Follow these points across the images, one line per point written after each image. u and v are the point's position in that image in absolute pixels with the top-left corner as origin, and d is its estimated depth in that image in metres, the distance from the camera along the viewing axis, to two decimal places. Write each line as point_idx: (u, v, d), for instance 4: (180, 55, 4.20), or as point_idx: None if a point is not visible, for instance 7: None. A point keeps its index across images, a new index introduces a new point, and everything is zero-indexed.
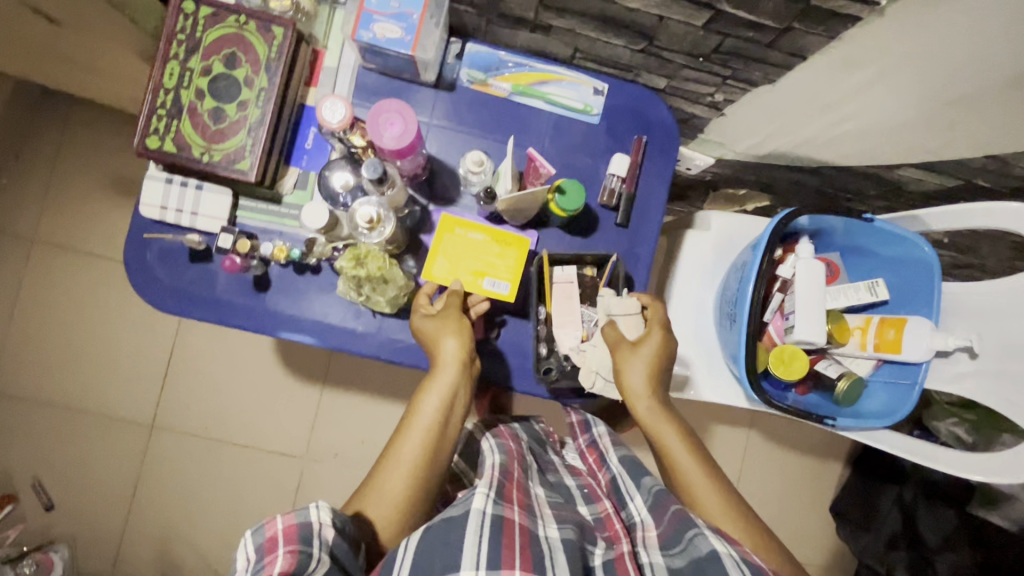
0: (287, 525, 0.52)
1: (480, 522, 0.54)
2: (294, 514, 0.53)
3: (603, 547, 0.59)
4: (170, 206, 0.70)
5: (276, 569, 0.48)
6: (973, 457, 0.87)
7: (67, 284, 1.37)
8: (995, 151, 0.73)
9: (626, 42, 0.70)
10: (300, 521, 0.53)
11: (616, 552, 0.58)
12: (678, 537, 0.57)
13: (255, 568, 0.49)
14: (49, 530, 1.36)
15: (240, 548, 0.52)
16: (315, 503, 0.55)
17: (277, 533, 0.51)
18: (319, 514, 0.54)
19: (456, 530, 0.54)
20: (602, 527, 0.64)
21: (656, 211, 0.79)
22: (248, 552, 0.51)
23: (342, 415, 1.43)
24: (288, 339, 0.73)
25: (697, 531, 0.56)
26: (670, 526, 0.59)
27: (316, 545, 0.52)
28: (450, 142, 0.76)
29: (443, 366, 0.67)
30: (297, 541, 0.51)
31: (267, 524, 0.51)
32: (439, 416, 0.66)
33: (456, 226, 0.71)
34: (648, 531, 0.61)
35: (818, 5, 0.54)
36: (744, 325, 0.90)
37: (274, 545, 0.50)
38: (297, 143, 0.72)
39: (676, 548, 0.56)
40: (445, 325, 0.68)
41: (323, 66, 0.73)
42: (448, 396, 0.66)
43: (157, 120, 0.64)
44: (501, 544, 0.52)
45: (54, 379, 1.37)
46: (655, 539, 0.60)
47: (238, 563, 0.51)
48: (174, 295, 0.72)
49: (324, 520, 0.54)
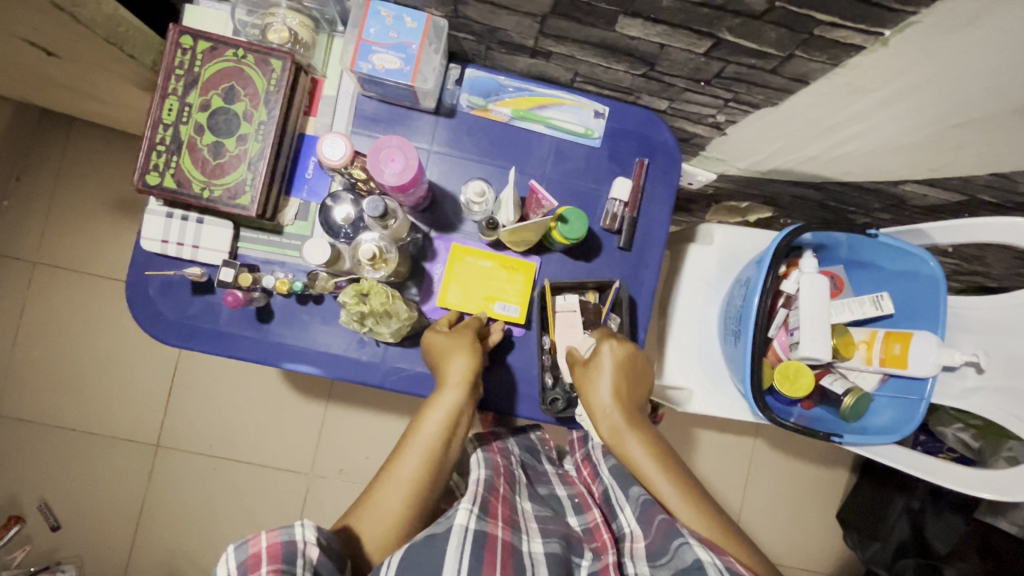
0: (271, 543, 0.51)
1: (462, 539, 0.54)
2: (280, 530, 0.52)
3: (589, 558, 0.60)
4: (170, 239, 0.69)
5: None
6: (981, 474, 0.86)
7: (71, 305, 1.37)
8: (1001, 169, 0.72)
9: (627, 67, 0.69)
10: (285, 539, 0.52)
11: (602, 564, 0.59)
12: (666, 547, 0.57)
13: None
14: (56, 551, 1.36)
15: (220, 564, 0.50)
16: (301, 520, 0.54)
17: (261, 550, 0.50)
18: (304, 533, 0.53)
19: (437, 546, 0.54)
20: (590, 537, 0.65)
21: (659, 234, 0.78)
22: (228, 570, 0.50)
23: (347, 430, 1.43)
24: (292, 369, 0.73)
25: (683, 540, 0.56)
26: (657, 537, 0.59)
27: (300, 565, 0.51)
28: (451, 168, 0.76)
29: (449, 385, 0.67)
30: (280, 561, 0.50)
31: (251, 540, 0.51)
32: (439, 438, 0.64)
33: (466, 255, 0.74)
34: (636, 543, 0.61)
35: (820, 35, 0.54)
36: (748, 343, 0.90)
37: (257, 564, 0.50)
38: (297, 173, 0.72)
39: (664, 559, 0.56)
40: (453, 345, 0.68)
41: (322, 95, 0.73)
42: (449, 416, 0.65)
43: (157, 156, 0.64)
44: (483, 561, 0.53)
45: (58, 400, 1.37)
46: (643, 550, 0.59)
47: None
48: (176, 328, 0.72)
49: (309, 539, 0.53)
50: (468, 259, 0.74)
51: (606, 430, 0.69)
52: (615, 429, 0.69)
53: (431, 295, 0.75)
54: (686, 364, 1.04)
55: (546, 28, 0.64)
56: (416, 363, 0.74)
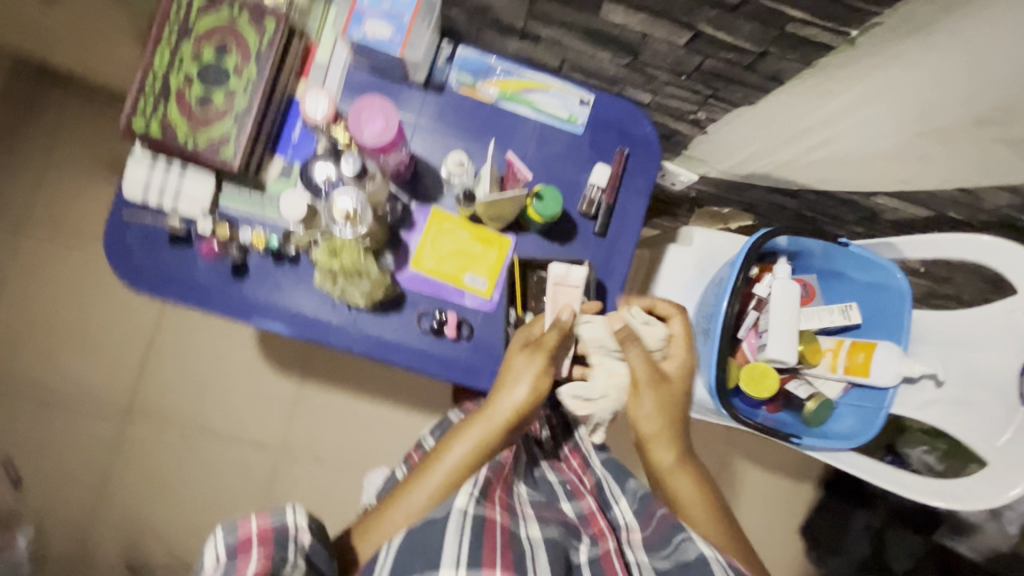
0: (262, 527, 0.52)
1: (462, 523, 0.55)
2: (270, 514, 0.53)
3: (588, 542, 0.62)
4: (152, 188, 0.70)
5: (251, 573, 0.49)
6: (937, 483, 0.88)
7: (53, 263, 1.37)
8: (964, 184, 0.75)
9: (612, 56, 0.71)
10: (276, 524, 0.53)
11: (602, 549, 0.60)
12: (667, 540, 0.60)
13: (229, 568, 0.50)
14: (18, 509, 1.35)
15: (208, 545, 0.52)
16: (292, 504, 0.55)
17: (251, 535, 0.51)
18: (295, 518, 0.54)
19: (435, 531, 0.55)
20: (586, 523, 0.65)
21: (634, 224, 0.80)
22: (217, 551, 0.51)
23: (320, 409, 1.43)
24: (263, 326, 0.74)
25: (686, 536, 0.59)
26: (656, 530, 0.61)
27: (292, 550, 0.53)
28: (435, 143, 0.77)
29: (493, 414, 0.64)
30: (272, 545, 0.52)
31: (240, 524, 0.52)
32: (464, 467, 0.63)
33: (444, 221, 0.76)
34: (633, 534, 0.63)
35: (792, 32, 0.56)
36: (717, 339, 0.92)
37: (247, 547, 0.51)
38: (283, 134, 0.73)
39: (665, 551, 0.59)
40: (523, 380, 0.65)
41: (314, 60, 0.74)
42: (478, 446, 0.63)
43: (144, 102, 0.65)
44: (482, 545, 0.54)
45: (31, 358, 1.36)
46: (641, 542, 0.62)
47: (207, 560, 0.51)
48: (152, 279, 0.72)
49: (300, 524, 0.54)
50: (445, 225, 0.76)
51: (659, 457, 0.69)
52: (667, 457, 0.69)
53: (406, 262, 0.76)
54: None
55: (535, 10, 0.66)
56: (386, 331, 0.75)
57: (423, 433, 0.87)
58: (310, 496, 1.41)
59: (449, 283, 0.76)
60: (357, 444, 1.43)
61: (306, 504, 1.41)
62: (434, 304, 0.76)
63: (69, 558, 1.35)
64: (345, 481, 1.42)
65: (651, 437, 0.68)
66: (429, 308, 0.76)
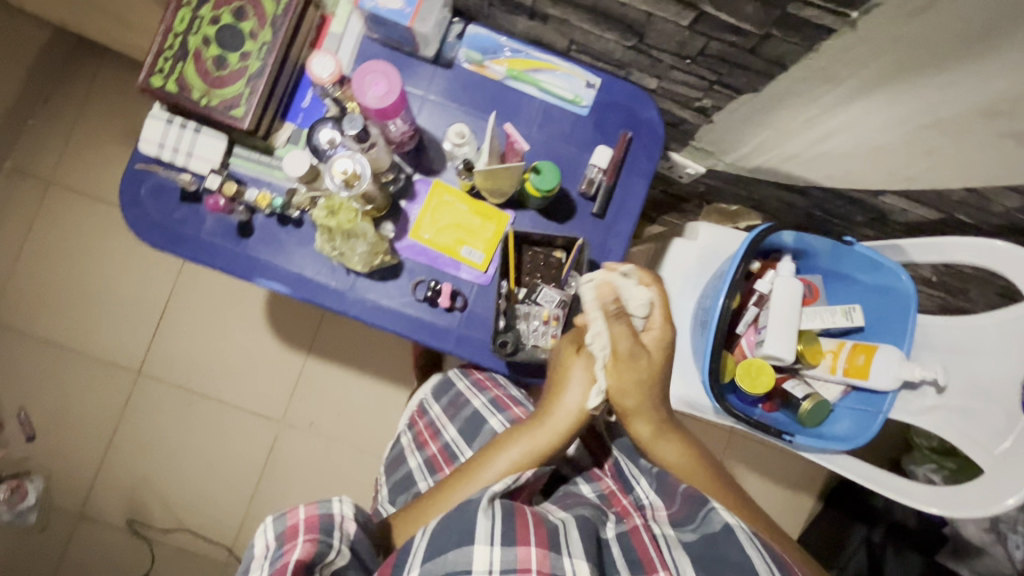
0: (310, 515, 0.56)
1: (493, 506, 0.57)
2: (317, 505, 0.57)
3: (615, 521, 0.63)
4: (168, 144, 0.73)
5: (294, 553, 0.51)
6: (932, 490, 0.85)
7: (77, 226, 1.42)
8: (971, 181, 0.74)
9: (618, 37, 0.72)
10: (322, 512, 0.56)
11: (629, 525, 0.62)
12: (692, 514, 0.62)
13: (275, 554, 0.53)
14: (28, 460, 1.40)
15: (260, 534, 0.56)
16: (338, 496, 0.58)
17: (299, 522, 0.55)
18: (341, 507, 0.57)
19: (469, 513, 0.56)
20: (608, 503, 0.68)
21: (633, 208, 0.81)
22: (268, 538, 0.55)
23: (323, 384, 1.46)
24: (265, 286, 0.76)
25: (709, 508, 0.61)
26: (681, 504, 0.64)
27: (336, 537, 0.55)
28: (442, 117, 0.79)
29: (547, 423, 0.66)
30: (317, 531, 0.54)
31: (290, 513, 0.56)
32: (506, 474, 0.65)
33: (445, 194, 0.77)
34: (657, 512, 0.65)
35: (793, 13, 0.56)
36: (713, 331, 0.92)
37: (294, 534, 0.54)
38: (295, 101, 0.76)
39: (690, 524, 0.61)
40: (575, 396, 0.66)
41: (329, 31, 0.77)
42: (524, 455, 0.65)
43: (163, 61, 0.68)
44: (514, 524, 0.55)
45: (51, 315, 1.42)
46: (666, 517, 0.64)
47: (258, 547, 0.55)
48: (161, 231, 0.75)
49: (346, 513, 0.57)
50: (446, 198, 0.77)
51: (642, 431, 0.69)
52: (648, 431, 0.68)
53: (405, 232, 0.77)
54: None
55: None
56: (382, 297, 0.77)
57: (428, 399, 0.91)
58: (309, 469, 1.44)
59: (446, 254, 0.77)
60: (355, 421, 1.46)
61: (304, 477, 1.44)
62: (430, 275, 0.78)
63: (75, 513, 1.40)
64: (344, 456, 1.45)
65: (632, 412, 0.67)
66: (425, 277, 0.78)
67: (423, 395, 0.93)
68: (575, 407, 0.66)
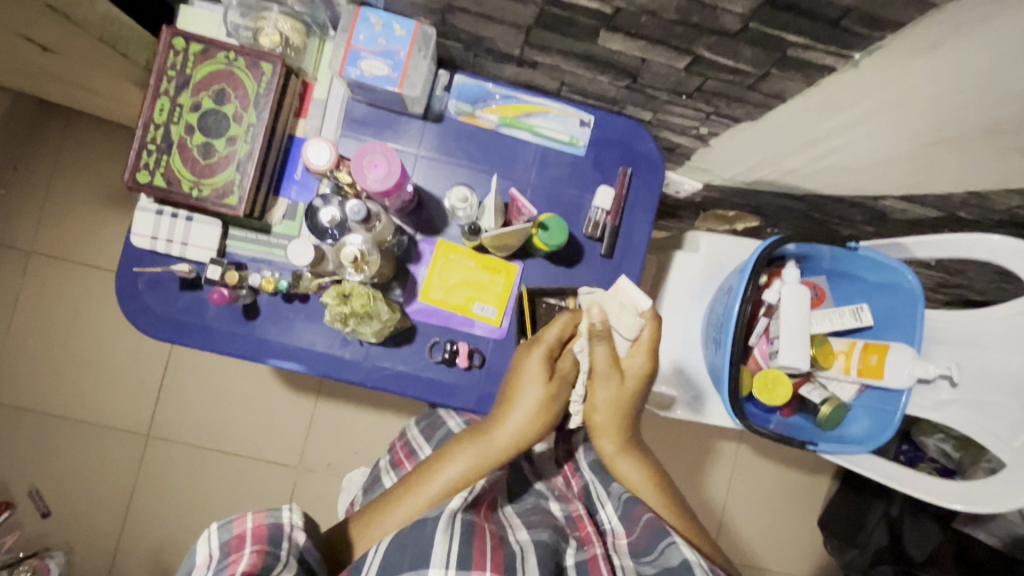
0: (256, 525, 0.55)
1: (451, 522, 0.57)
2: (266, 513, 0.56)
3: (575, 546, 0.64)
4: (160, 236, 0.71)
5: (241, 567, 0.51)
6: (953, 485, 0.88)
7: (66, 295, 1.38)
8: (974, 187, 0.73)
9: (611, 78, 0.71)
10: (270, 522, 0.56)
11: (589, 554, 0.62)
12: (653, 546, 0.62)
13: (220, 565, 0.52)
14: (46, 536, 1.37)
15: (202, 543, 0.54)
16: (288, 506, 0.58)
17: (246, 532, 0.54)
18: (290, 517, 0.57)
19: (427, 533, 0.56)
20: (574, 527, 0.68)
21: (640, 243, 0.80)
22: (211, 547, 0.54)
23: (336, 426, 1.45)
24: (277, 365, 0.75)
25: (671, 540, 0.61)
26: (641, 536, 0.64)
27: (284, 548, 0.55)
28: (437, 172, 0.77)
29: (496, 435, 0.66)
30: (264, 542, 0.54)
31: (236, 521, 0.55)
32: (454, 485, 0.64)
33: (451, 252, 0.76)
34: (618, 540, 0.67)
35: (794, 55, 0.55)
36: (728, 349, 0.91)
37: (241, 545, 0.53)
38: (286, 173, 0.73)
39: (649, 557, 0.62)
40: (533, 397, 0.65)
41: (312, 97, 0.74)
42: (473, 467, 0.64)
43: (147, 155, 0.65)
44: (473, 543, 0.56)
45: (50, 389, 1.38)
46: (626, 548, 0.65)
47: (200, 557, 0.54)
48: (164, 324, 0.73)
49: (295, 523, 0.57)
50: (452, 256, 0.76)
51: (605, 446, 0.71)
52: (612, 450, 0.71)
53: (414, 295, 0.76)
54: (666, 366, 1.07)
55: (531, 39, 0.65)
56: (398, 363, 0.76)
57: (411, 427, 0.85)
58: (331, 511, 1.43)
59: (459, 313, 0.76)
60: (374, 457, 1.45)
61: (327, 520, 1.43)
62: (444, 335, 0.77)
63: None
64: None
65: (600, 428, 0.70)
66: (440, 338, 0.77)
67: (408, 426, 0.88)
68: (522, 428, 0.66)
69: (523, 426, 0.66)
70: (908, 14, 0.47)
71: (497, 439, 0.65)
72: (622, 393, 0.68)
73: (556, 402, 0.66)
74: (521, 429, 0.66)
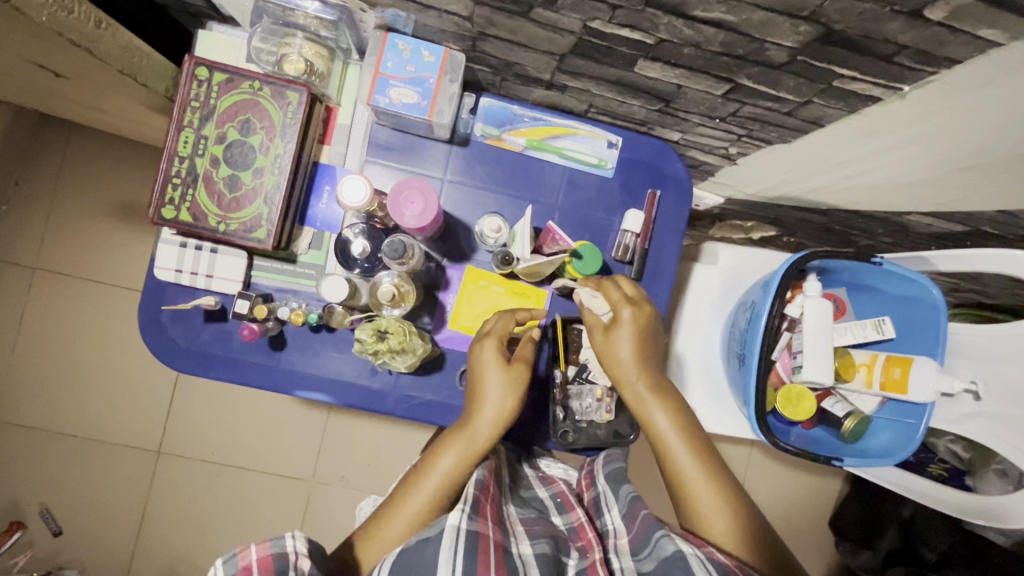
0: (262, 555, 0.52)
1: (455, 540, 0.53)
2: (270, 543, 0.53)
3: (576, 556, 0.61)
4: (184, 268, 0.70)
5: None
6: (975, 502, 0.88)
7: (73, 313, 1.36)
8: (1005, 208, 0.73)
9: (643, 102, 0.70)
10: (276, 552, 0.52)
11: (589, 561, 0.60)
12: (647, 540, 0.59)
13: None
14: (58, 555, 1.36)
15: None
16: (291, 532, 0.54)
17: (251, 564, 0.51)
18: (294, 545, 0.53)
19: (431, 552, 0.53)
20: (575, 537, 0.65)
21: (669, 266, 0.79)
22: None
23: (349, 439, 1.43)
24: (304, 397, 0.73)
25: (664, 532, 0.58)
26: (639, 532, 0.60)
27: None
28: (464, 197, 0.76)
29: (475, 426, 0.65)
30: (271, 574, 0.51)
31: (240, 554, 0.52)
32: (447, 481, 0.64)
33: (479, 279, 0.75)
34: (620, 539, 0.63)
35: (838, 86, 0.55)
36: (754, 368, 0.90)
37: None
38: (311, 203, 0.72)
39: (645, 552, 0.58)
40: (497, 382, 0.66)
41: (336, 123, 0.73)
42: (463, 462, 0.64)
43: (172, 189, 0.64)
44: (477, 561, 0.52)
45: (60, 407, 1.36)
46: (626, 546, 0.61)
47: None
48: (189, 356, 0.72)
49: (300, 551, 0.54)
50: (481, 283, 0.75)
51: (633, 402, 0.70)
52: (668, 423, 0.68)
53: (443, 323, 0.75)
54: (689, 382, 1.04)
55: (564, 65, 0.64)
56: (427, 392, 0.75)
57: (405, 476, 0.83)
58: (344, 525, 1.42)
59: None
60: (387, 468, 1.44)
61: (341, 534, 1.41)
62: None
63: None
64: None
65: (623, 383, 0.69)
66: None
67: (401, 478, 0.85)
68: (501, 411, 0.66)
69: (498, 409, 0.66)
70: (967, 52, 0.45)
71: (474, 427, 0.65)
72: (614, 345, 0.69)
73: (519, 382, 0.67)
74: (497, 413, 0.66)
